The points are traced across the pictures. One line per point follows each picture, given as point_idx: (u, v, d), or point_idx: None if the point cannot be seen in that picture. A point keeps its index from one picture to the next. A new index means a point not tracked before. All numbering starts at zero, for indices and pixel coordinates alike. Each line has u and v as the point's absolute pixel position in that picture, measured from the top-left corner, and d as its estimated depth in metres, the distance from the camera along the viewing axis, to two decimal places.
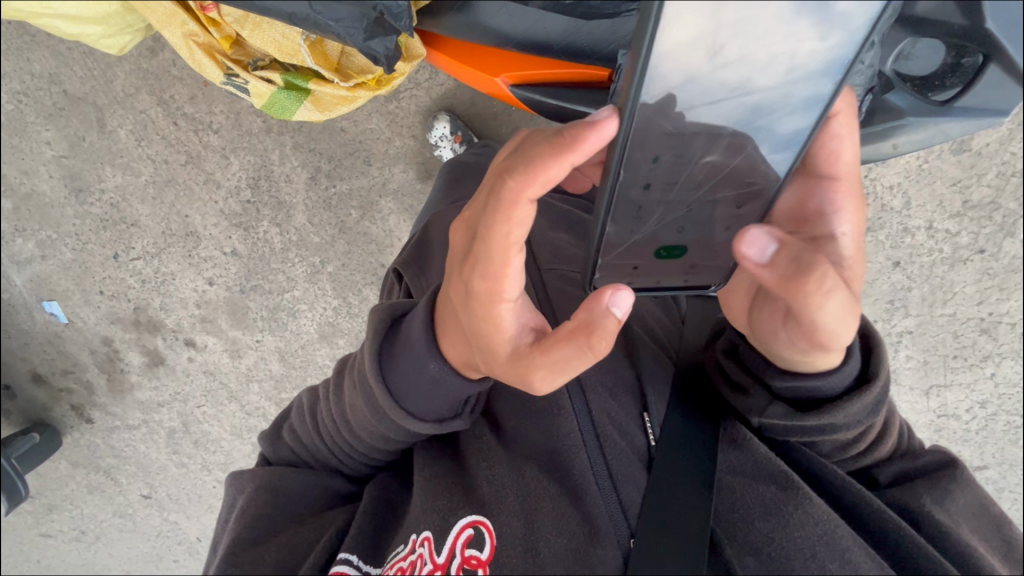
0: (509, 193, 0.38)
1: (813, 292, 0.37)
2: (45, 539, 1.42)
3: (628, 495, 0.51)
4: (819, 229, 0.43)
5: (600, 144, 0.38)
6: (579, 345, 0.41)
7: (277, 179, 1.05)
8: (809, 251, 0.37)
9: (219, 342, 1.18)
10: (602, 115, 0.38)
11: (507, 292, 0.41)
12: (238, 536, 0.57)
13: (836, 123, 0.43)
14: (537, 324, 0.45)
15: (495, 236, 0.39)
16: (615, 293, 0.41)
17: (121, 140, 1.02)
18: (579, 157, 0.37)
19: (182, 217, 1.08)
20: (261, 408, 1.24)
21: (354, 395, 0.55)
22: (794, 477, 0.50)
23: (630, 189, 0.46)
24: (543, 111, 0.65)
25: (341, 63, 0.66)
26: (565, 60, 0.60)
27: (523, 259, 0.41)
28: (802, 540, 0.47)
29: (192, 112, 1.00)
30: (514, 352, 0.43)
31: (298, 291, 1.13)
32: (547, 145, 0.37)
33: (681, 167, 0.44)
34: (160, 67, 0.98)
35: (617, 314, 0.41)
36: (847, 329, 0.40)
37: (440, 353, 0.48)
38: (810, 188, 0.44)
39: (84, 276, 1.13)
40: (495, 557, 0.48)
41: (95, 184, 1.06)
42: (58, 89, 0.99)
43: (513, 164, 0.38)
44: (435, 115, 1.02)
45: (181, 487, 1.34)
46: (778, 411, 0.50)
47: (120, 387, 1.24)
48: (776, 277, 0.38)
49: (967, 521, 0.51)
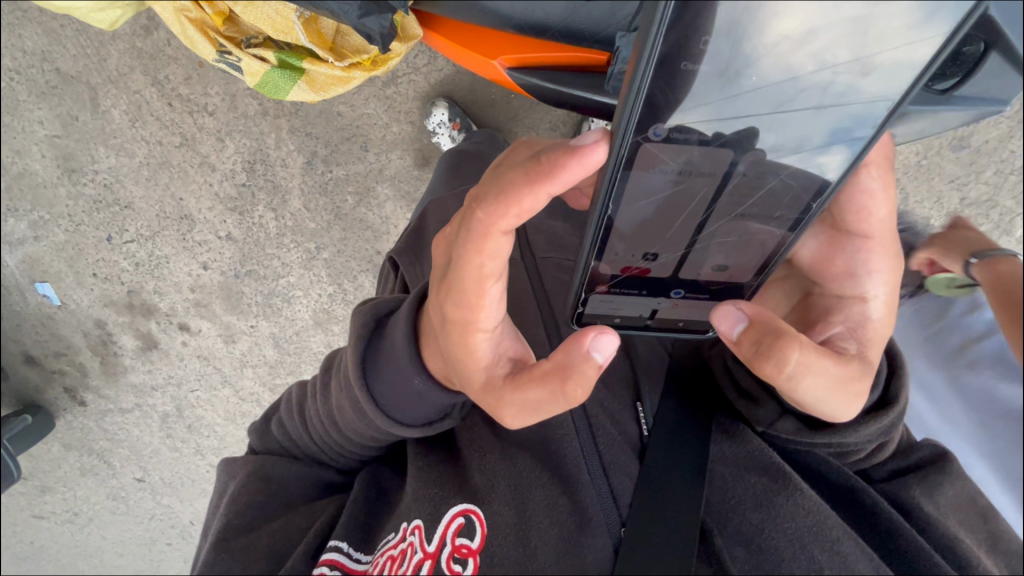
0: (478, 225, 0.36)
1: (777, 374, 0.39)
2: (38, 521, 1.41)
3: (620, 484, 0.51)
4: (845, 289, 0.45)
5: (581, 172, 0.34)
6: (553, 390, 0.39)
7: (273, 163, 1.03)
8: (772, 335, 0.39)
9: (213, 326, 1.17)
10: (587, 139, 0.35)
11: (483, 320, 0.40)
12: (227, 523, 0.56)
13: (867, 177, 0.41)
14: (516, 354, 0.44)
15: (467, 265, 0.38)
16: (597, 338, 0.38)
17: (115, 120, 1.01)
18: (556, 186, 0.34)
19: (177, 200, 1.06)
20: (255, 394, 1.23)
21: (340, 396, 0.54)
22: (785, 468, 0.49)
23: (625, 219, 0.44)
24: (538, 94, 0.65)
25: (335, 41, 0.65)
26: (565, 44, 0.60)
27: (500, 288, 0.39)
28: (792, 531, 0.46)
29: (188, 93, 0.99)
30: (487, 381, 0.42)
31: (293, 277, 1.12)
32: (520, 174, 0.35)
33: (690, 201, 0.44)
34: (155, 47, 0.97)
35: (598, 360, 0.38)
36: (820, 398, 0.41)
37: (423, 367, 0.47)
38: (839, 244, 0.45)
39: (77, 259, 1.12)
40: (485, 546, 0.47)
41: (89, 165, 1.04)
42: (51, 67, 0.98)
43: (484, 193, 0.36)
44: (434, 101, 1.01)
45: (175, 471, 1.34)
46: (787, 426, 0.49)
47: (113, 370, 1.23)
48: (744, 354, 0.41)
49: (956, 514, 0.51)
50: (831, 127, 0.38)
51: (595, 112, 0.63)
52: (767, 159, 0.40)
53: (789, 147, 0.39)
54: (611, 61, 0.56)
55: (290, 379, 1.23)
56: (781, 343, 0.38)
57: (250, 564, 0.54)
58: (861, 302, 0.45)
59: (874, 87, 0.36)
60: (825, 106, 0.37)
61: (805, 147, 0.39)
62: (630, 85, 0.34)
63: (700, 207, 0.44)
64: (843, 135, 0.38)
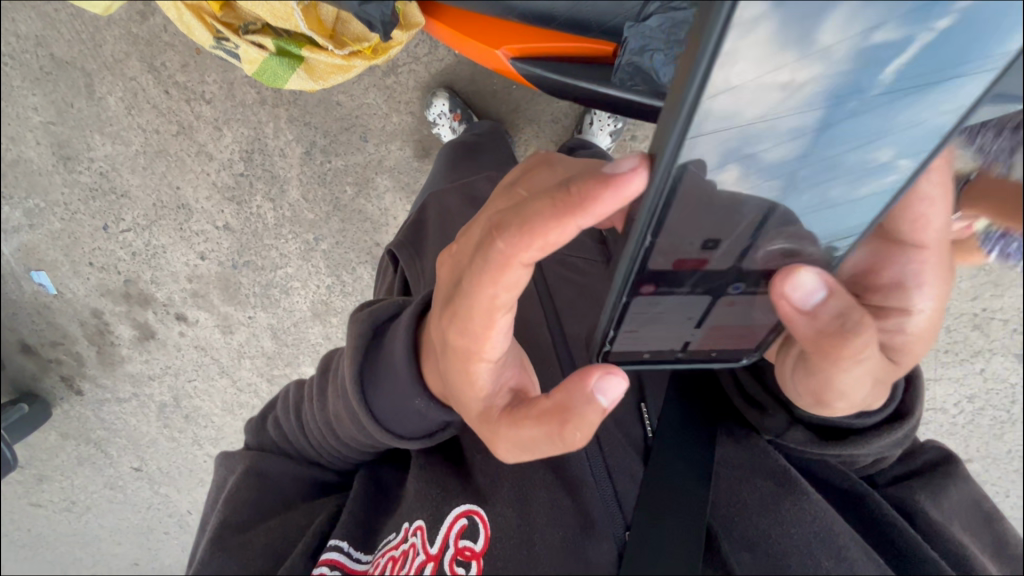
0: (497, 256, 0.30)
1: (843, 356, 0.35)
2: (35, 509, 1.41)
3: (625, 489, 0.50)
4: (886, 299, 0.38)
5: (619, 208, 0.28)
6: (550, 432, 0.33)
7: (272, 153, 1.02)
8: (855, 311, 0.35)
9: (210, 317, 1.16)
10: (626, 166, 0.29)
11: (487, 353, 0.35)
12: (225, 519, 0.55)
13: (928, 184, 0.35)
14: (520, 385, 0.38)
15: (476, 296, 0.32)
16: (603, 377, 0.31)
17: (111, 107, 0.99)
18: (589, 221, 0.28)
19: (174, 188, 1.05)
20: (253, 385, 1.22)
21: (337, 404, 0.52)
22: (792, 472, 0.49)
23: (662, 246, 0.36)
24: (542, 87, 0.63)
25: (336, 29, 0.64)
26: (570, 34, 0.60)
27: (510, 322, 0.34)
28: (799, 537, 0.46)
29: (185, 80, 0.98)
30: (484, 412, 0.38)
31: (291, 268, 1.11)
32: (548, 201, 0.29)
33: (728, 215, 0.36)
34: (150, 33, 0.95)
35: (602, 404, 0.31)
36: (850, 387, 0.38)
37: (424, 387, 0.44)
38: (886, 253, 0.38)
39: (73, 247, 1.10)
40: (489, 549, 0.45)
41: (84, 153, 1.03)
42: (45, 53, 0.97)
43: (505, 219, 0.30)
44: (434, 92, 0.99)
45: (172, 461, 1.34)
46: (798, 436, 0.48)
47: (110, 360, 1.22)
48: (813, 330, 0.36)
49: (961, 518, 0.50)
50: (893, 136, 0.33)
51: (600, 105, 0.62)
52: (820, 174, 0.34)
53: (846, 160, 0.34)
54: (620, 52, 0.57)
55: (288, 371, 1.22)
56: (865, 322, 0.35)
57: (245, 563, 0.52)
58: (903, 315, 0.38)
59: (938, 88, 0.31)
60: (872, 156, 0.34)
61: (864, 158, 0.34)
62: (677, 100, 0.28)
63: (742, 223, 0.37)
64: (906, 143, 0.33)
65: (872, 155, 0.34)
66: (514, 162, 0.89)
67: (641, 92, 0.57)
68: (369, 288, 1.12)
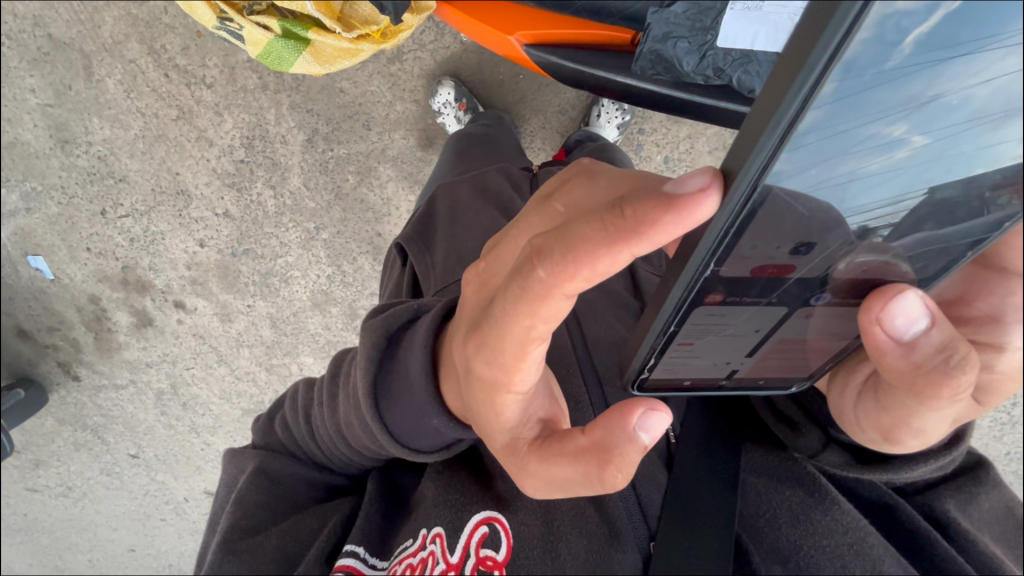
0: (537, 286, 0.28)
1: (942, 397, 0.30)
2: (31, 494, 1.40)
3: (648, 496, 0.48)
4: (978, 334, 0.31)
5: (681, 234, 0.25)
6: (586, 472, 0.31)
7: (273, 140, 1.00)
8: (965, 345, 0.29)
9: (209, 305, 1.14)
10: (691, 186, 0.25)
11: (516, 385, 0.33)
12: (235, 522, 0.54)
13: None
14: (550, 414, 0.37)
15: (511, 327, 0.30)
16: (645, 415, 0.29)
17: (110, 90, 0.97)
18: (644, 248, 0.25)
19: (173, 174, 1.03)
20: (251, 373, 1.21)
21: (348, 413, 0.51)
22: (823, 481, 0.47)
23: (725, 275, 0.33)
24: (558, 77, 0.62)
25: (344, 12, 0.63)
26: (587, 20, 0.60)
27: (544, 352, 0.32)
28: (832, 549, 0.44)
29: (185, 64, 0.95)
30: (510, 444, 0.36)
31: (292, 257, 1.09)
32: (596, 225, 0.26)
33: (813, 230, 0.32)
34: (151, 15, 0.93)
35: (644, 442, 0.29)
36: (930, 427, 0.33)
37: (441, 406, 0.43)
38: (983, 281, 0.31)
39: (70, 232, 1.08)
40: (512, 559, 0.44)
41: (82, 136, 1.01)
42: (43, 33, 0.94)
43: (545, 244, 0.28)
44: (440, 80, 0.97)
45: (170, 448, 1.33)
46: (833, 460, 0.46)
47: (108, 347, 1.21)
48: (906, 364, 0.30)
49: (989, 528, 0.49)
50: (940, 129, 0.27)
51: (615, 95, 0.61)
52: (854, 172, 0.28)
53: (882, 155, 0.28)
54: (641, 40, 0.55)
55: (286, 360, 1.20)
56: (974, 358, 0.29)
57: (258, 567, 0.52)
58: (995, 352, 0.31)
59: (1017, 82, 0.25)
60: (909, 152, 0.28)
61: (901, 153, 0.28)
62: (764, 126, 0.24)
63: (828, 243, 0.33)
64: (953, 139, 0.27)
65: (883, 131, 0.27)
66: (522, 155, 0.87)
67: (661, 82, 0.58)
68: (370, 279, 1.11)
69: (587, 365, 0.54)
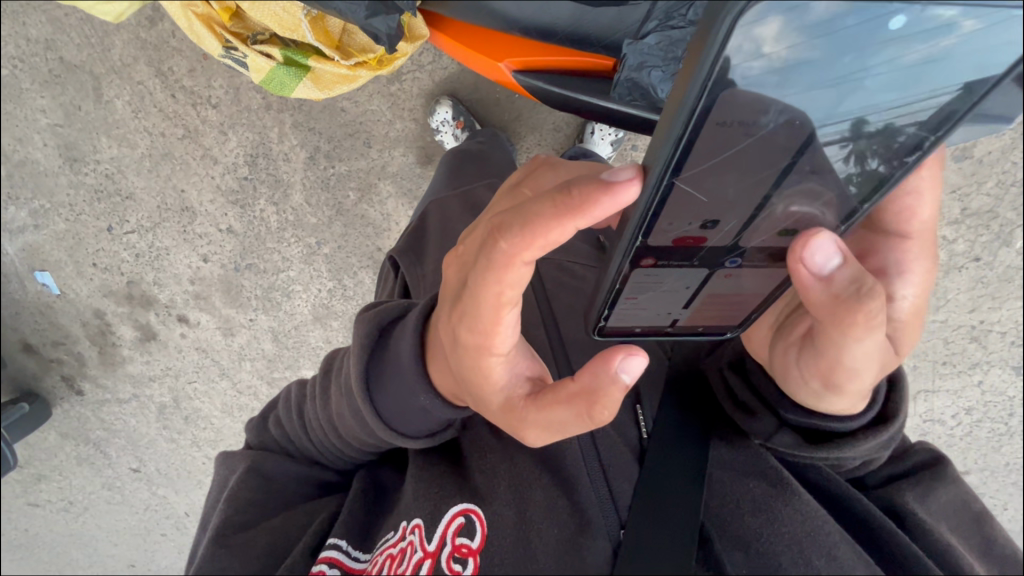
0: (501, 256, 0.31)
1: (862, 323, 0.34)
2: (33, 509, 1.42)
3: (620, 487, 0.49)
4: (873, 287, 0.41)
5: (613, 212, 0.29)
6: (578, 411, 0.34)
7: (276, 157, 1.03)
8: (871, 276, 0.34)
9: (212, 319, 1.17)
10: (620, 174, 0.30)
11: (497, 347, 0.36)
12: (225, 519, 0.56)
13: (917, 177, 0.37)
14: (535, 373, 0.40)
15: (484, 294, 0.33)
16: (626, 358, 0.33)
17: (118, 111, 1.01)
18: (588, 222, 0.29)
19: (179, 192, 1.06)
20: (252, 387, 1.23)
21: (340, 403, 0.53)
22: (784, 474, 0.48)
23: (650, 246, 0.39)
24: (545, 101, 0.65)
25: (342, 40, 0.66)
26: (570, 49, 0.63)
27: (518, 314, 0.35)
28: (790, 535, 0.45)
29: (191, 85, 0.99)
30: (506, 403, 0.38)
31: (293, 272, 1.12)
32: (547, 203, 0.30)
33: (725, 195, 0.36)
34: (159, 38, 0.96)
35: (625, 382, 0.33)
36: (864, 364, 0.38)
37: (430, 385, 0.45)
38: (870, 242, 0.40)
39: (76, 248, 1.11)
40: (485, 546, 0.46)
41: (91, 155, 1.04)
42: (55, 56, 0.98)
43: (506, 221, 0.31)
44: (438, 100, 1.01)
45: (171, 462, 1.34)
46: (786, 440, 0.47)
47: (111, 360, 1.23)
48: (828, 294, 0.34)
49: (950, 520, 0.51)
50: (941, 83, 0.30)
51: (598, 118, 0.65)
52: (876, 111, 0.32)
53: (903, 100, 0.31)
54: (618, 68, 0.60)
55: (287, 374, 1.22)
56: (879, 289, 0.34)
57: (246, 565, 0.53)
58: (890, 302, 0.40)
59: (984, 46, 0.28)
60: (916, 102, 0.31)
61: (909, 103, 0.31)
62: (675, 108, 0.29)
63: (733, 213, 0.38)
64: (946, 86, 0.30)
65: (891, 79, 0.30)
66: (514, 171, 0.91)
67: (638, 107, 0.61)
68: (370, 293, 1.13)
69: (566, 366, 0.56)
